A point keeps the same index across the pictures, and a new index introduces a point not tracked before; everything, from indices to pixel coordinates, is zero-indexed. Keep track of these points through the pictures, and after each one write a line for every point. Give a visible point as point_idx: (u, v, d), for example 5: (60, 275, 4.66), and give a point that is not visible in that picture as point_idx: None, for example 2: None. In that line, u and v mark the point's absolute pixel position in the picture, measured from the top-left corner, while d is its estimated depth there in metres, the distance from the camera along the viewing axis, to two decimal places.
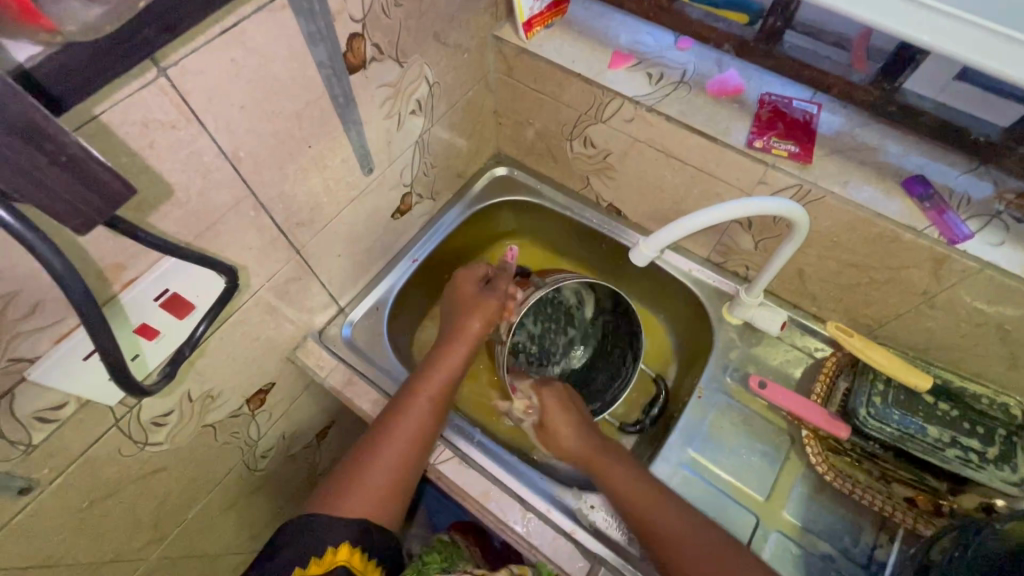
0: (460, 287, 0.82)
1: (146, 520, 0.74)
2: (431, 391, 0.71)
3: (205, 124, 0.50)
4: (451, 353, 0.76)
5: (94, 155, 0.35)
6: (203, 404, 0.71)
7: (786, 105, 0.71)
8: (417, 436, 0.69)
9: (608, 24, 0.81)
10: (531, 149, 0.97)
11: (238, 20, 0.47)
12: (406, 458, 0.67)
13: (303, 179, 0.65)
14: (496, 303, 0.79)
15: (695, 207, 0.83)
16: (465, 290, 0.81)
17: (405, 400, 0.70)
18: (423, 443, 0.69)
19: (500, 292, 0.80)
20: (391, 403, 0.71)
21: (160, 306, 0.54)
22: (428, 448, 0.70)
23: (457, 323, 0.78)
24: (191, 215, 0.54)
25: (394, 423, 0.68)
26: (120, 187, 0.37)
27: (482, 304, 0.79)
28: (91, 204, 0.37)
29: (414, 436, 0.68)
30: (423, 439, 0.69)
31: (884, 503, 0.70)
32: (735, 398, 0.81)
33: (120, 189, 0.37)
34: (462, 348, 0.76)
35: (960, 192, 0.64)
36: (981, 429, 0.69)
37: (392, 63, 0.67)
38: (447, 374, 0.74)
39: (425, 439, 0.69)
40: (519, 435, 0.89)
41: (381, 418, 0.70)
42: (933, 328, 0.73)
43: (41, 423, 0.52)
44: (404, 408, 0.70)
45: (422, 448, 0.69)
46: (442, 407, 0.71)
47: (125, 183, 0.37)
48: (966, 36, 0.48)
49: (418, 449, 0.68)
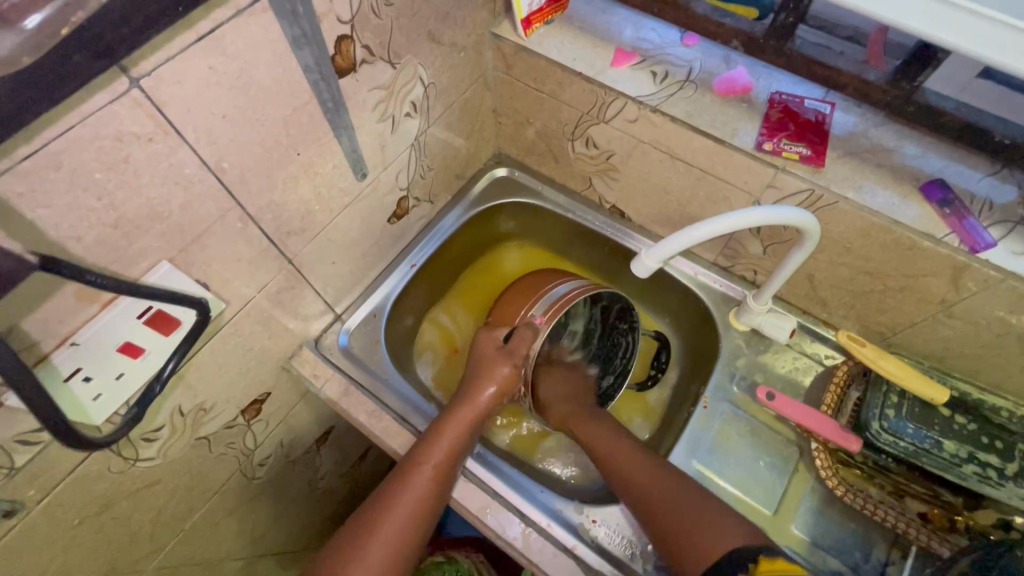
0: (480, 349, 0.81)
1: (141, 533, 0.73)
2: (433, 462, 0.69)
3: (185, 136, 0.47)
4: (461, 420, 0.73)
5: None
6: (196, 417, 0.70)
7: (798, 105, 0.68)
8: (417, 512, 0.66)
9: (610, 19, 0.77)
10: (531, 149, 0.94)
11: (215, 25, 0.45)
12: (407, 534, 0.64)
13: (293, 187, 0.62)
14: (512, 368, 0.77)
15: (701, 210, 0.80)
16: (484, 353, 0.80)
17: (408, 471, 0.68)
18: (423, 520, 0.66)
19: (516, 357, 0.78)
20: (394, 474, 0.69)
21: (144, 323, 0.52)
22: (427, 525, 0.67)
23: (468, 389, 0.76)
24: (174, 229, 0.52)
25: (394, 497, 0.66)
26: (11, 264, 0.40)
27: (495, 370, 0.77)
28: None
29: (414, 512, 0.65)
30: (423, 515, 0.66)
31: (896, 519, 0.67)
32: (741, 408, 0.79)
33: (13, 267, 0.40)
34: (472, 416, 0.74)
35: (982, 196, 0.61)
36: (999, 444, 0.66)
37: (384, 64, 0.64)
38: (455, 444, 0.71)
39: (427, 513, 0.67)
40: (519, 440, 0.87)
41: (384, 488, 0.68)
42: (951, 338, 0.70)
43: (24, 445, 0.50)
44: (407, 481, 0.67)
45: (421, 526, 0.66)
46: (444, 479, 0.69)
47: (19, 260, 0.40)
48: (991, 33, 0.45)
49: (417, 526, 0.65)
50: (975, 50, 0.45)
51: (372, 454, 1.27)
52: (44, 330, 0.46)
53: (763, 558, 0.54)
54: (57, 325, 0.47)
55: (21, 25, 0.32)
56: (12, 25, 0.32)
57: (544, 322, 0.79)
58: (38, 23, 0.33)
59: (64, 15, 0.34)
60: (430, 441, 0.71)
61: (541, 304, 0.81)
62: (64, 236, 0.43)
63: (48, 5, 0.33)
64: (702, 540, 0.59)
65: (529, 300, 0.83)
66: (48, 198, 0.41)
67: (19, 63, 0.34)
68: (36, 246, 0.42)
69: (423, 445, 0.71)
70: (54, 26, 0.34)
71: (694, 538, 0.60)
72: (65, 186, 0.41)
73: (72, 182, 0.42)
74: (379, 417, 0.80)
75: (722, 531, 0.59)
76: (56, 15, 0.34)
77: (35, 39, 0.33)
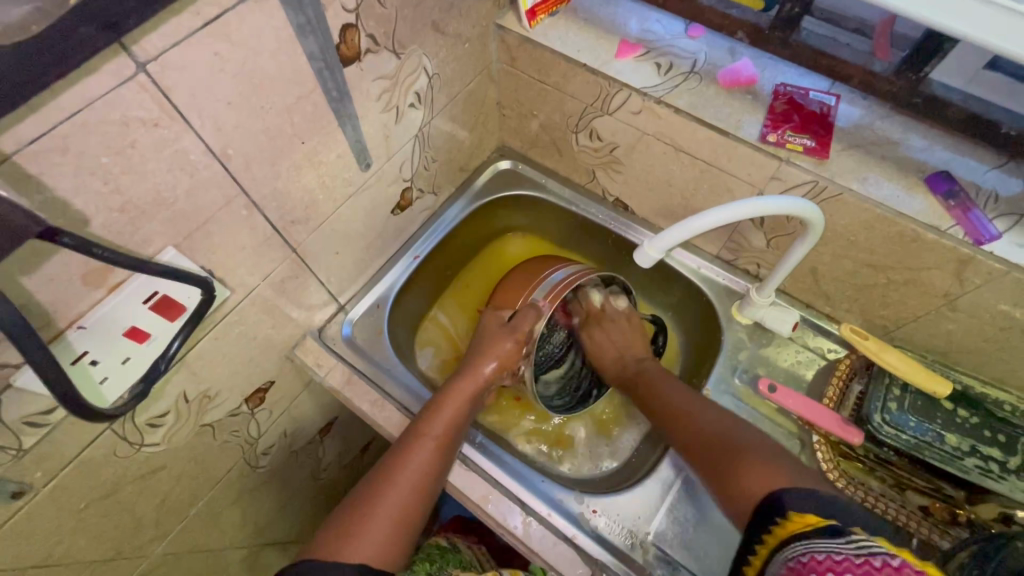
0: (482, 327, 0.82)
1: (146, 518, 0.74)
2: (434, 436, 0.70)
3: (190, 122, 0.48)
4: (462, 394, 0.74)
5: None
6: (201, 404, 0.70)
7: (803, 97, 0.67)
8: (420, 485, 0.66)
9: (615, 11, 0.77)
10: (535, 142, 0.95)
11: (221, 12, 0.45)
12: (410, 506, 0.65)
13: (297, 176, 0.63)
14: (514, 345, 0.78)
15: (704, 203, 0.80)
16: (486, 330, 0.81)
17: (409, 444, 0.69)
18: (427, 491, 0.67)
19: (519, 335, 0.78)
20: (396, 447, 0.69)
21: (150, 308, 0.53)
22: (430, 497, 0.67)
23: (468, 367, 0.77)
24: (179, 215, 0.52)
25: (395, 469, 0.66)
26: (20, 219, 0.37)
27: (497, 348, 0.78)
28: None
29: (418, 484, 0.66)
30: (427, 487, 0.67)
31: (897, 512, 0.66)
32: (744, 401, 0.79)
33: (26, 223, 0.37)
34: (471, 392, 0.75)
35: (987, 189, 0.61)
36: (1002, 437, 0.66)
37: (388, 54, 0.65)
38: (453, 418, 0.72)
39: (428, 487, 0.67)
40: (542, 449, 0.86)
41: (387, 460, 0.68)
42: (954, 332, 0.70)
43: (31, 428, 0.51)
44: (408, 453, 0.68)
45: (424, 499, 0.66)
46: (444, 453, 0.70)
47: (28, 214, 0.37)
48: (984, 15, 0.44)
49: (419, 499, 0.66)
50: (967, 31, 0.45)
51: (373, 447, 1.28)
52: (53, 312, 0.47)
53: (798, 513, 0.51)
54: (64, 309, 0.47)
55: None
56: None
57: (548, 304, 0.79)
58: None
59: None
60: (429, 414, 0.72)
61: (543, 285, 0.81)
62: (71, 219, 0.44)
63: None
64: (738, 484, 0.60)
65: (531, 286, 0.83)
66: (55, 180, 0.41)
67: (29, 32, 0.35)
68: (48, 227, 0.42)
69: (423, 419, 0.72)
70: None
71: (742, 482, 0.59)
72: (72, 169, 0.42)
73: (78, 165, 0.42)
74: (381, 408, 0.81)
75: (760, 472, 0.59)
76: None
77: (43, 8, 0.35)
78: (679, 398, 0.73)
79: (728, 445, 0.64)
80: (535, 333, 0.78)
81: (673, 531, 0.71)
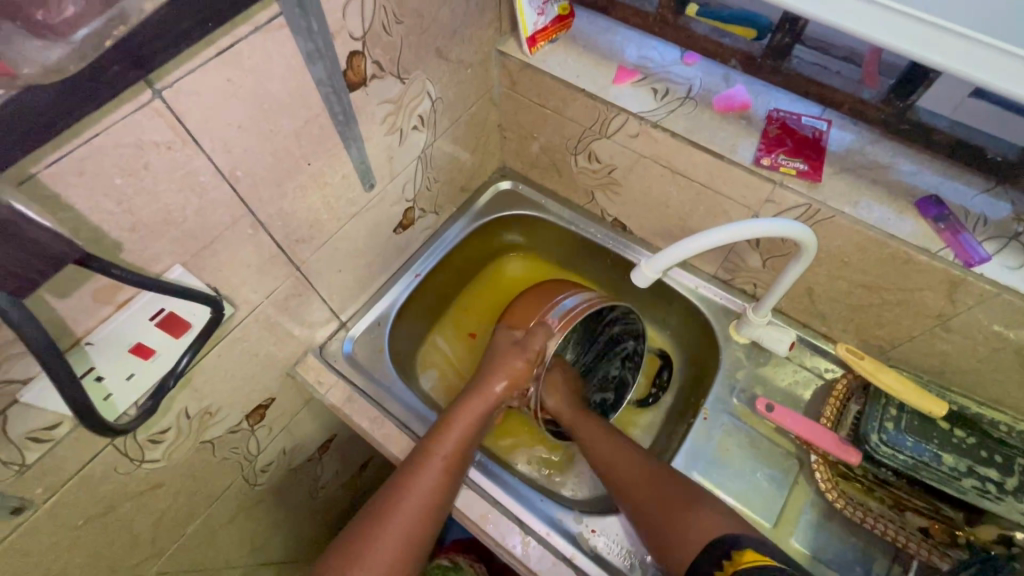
0: (495, 344, 0.82)
1: (143, 535, 0.73)
2: (444, 454, 0.70)
3: (201, 144, 0.49)
4: (472, 411, 0.74)
5: (26, 216, 0.38)
6: (201, 421, 0.71)
7: (795, 122, 0.69)
8: (431, 502, 0.67)
9: (612, 38, 0.80)
10: (535, 163, 0.97)
11: (233, 42, 0.47)
12: (418, 526, 0.65)
13: (302, 196, 0.64)
14: (525, 363, 0.78)
15: (700, 225, 0.81)
16: (500, 349, 0.81)
17: (419, 461, 0.69)
18: (435, 511, 0.67)
19: (531, 353, 0.78)
20: (406, 464, 0.69)
21: (156, 324, 0.53)
22: (441, 513, 0.68)
23: (481, 382, 0.77)
24: (187, 234, 0.53)
25: (405, 488, 0.67)
26: (62, 248, 0.40)
27: (509, 367, 0.78)
28: (35, 264, 0.39)
29: (426, 504, 0.66)
30: (437, 505, 0.67)
31: (897, 533, 0.67)
32: (741, 420, 0.79)
33: (65, 250, 0.40)
34: (481, 409, 0.75)
35: (976, 212, 0.63)
36: (999, 458, 0.67)
37: (393, 79, 0.67)
38: (463, 435, 0.72)
39: (438, 506, 0.67)
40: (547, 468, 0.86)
41: (395, 481, 0.68)
42: (948, 352, 0.71)
43: (35, 443, 0.52)
44: (419, 470, 0.68)
45: (434, 519, 0.67)
46: (455, 470, 0.69)
47: (70, 244, 0.41)
48: (973, 54, 0.45)
49: (430, 519, 0.66)
50: (959, 68, 0.46)
51: (371, 465, 1.27)
52: (61, 328, 0.48)
53: (743, 550, 0.58)
54: (73, 325, 0.48)
55: (71, 38, 0.34)
56: (64, 36, 0.33)
57: (559, 327, 0.79)
58: (84, 36, 0.34)
59: (108, 28, 0.36)
60: (442, 430, 0.72)
61: (553, 310, 0.81)
62: (85, 238, 0.45)
63: (96, 19, 0.35)
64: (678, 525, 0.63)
65: (542, 310, 0.83)
66: (70, 201, 0.43)
67: (67, 71, 0.36)
68: None
69: (433, 436, 0.71)
70: (99, 36, 0.36)
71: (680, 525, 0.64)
72: (87, 191, 0.43)
73: (94, 187, 0.43)
74: (380, 425, 0.81)
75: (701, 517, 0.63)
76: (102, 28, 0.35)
77: (81, 49, 0.35)
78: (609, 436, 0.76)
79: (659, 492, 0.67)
80: (547, 353, 0.79)
81: None
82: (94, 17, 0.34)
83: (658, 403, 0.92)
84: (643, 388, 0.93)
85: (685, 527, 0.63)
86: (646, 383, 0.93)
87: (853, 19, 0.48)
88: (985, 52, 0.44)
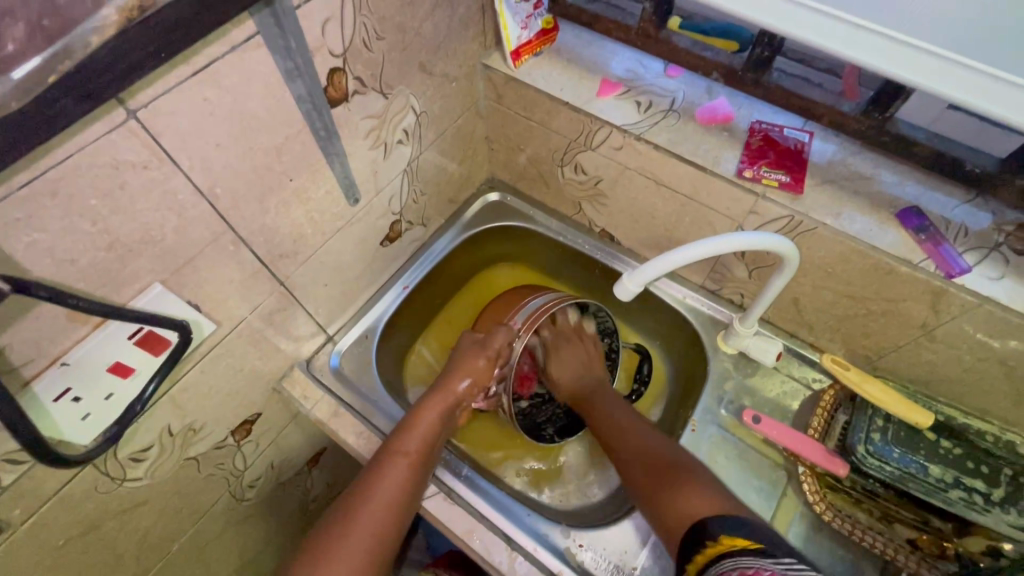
0: (459, 345, 0.82)
1: (127, 553, 0.73)
2: (410, 450, 0.70)
3: (179, 164, 0.50)
4: (435, 407, 0.74)
5: None
6: (185, 438, 0.70)
7: (778, 134, 0.70)
8: (399, 495, 0.66)
9: (596, 52, 0.81)
10: (522, 174, 0.97)
11: (209, 62, 0.47)
12: (386, 517, 0.64)
13: (285, 212, 0.64)
14: (486, 362, 0.78)
15: (686, 236, 0.82)
16: (461, 349, 0.81)
17: (384, 459, 0.69)
18: (402, 503, 0.66)
19: (491, 351, 0.79)
20: (371, 463, 0.69)
21: (134, 343, 0.53)
22: (410, 507, 0.67)
23: (443, 381, 0.78)
24: (166, 252, 0.53)
25: (372, 483, 0.66)
26: None
27: (469, 365, 0.78)
28: None
29: (393, 495, 0.66)
30: (404, 498, 0.66)
31: (884, 545, 0.66)
32: (729, 431, 0.79)
33: None
34: (444, 406, 0.75)
35: (957, 223, 0.63)
36: (986, 469, 0.67)
37: (376, 95, 0.67)
38: (428, 430, 0.72)
39: (405, 499, 0.66)
40: (537, 480, 0.86)
41: (362, 478, 0.68)
42: (933, 362, 0.71)
43: (10, 465, 0.51)
44: (384, 466, 0.68)
45: (401, 511, 0.66)
46: (421, 464, 0.70)
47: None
48: (957, 77, 0.45)
49: (397, 512, 0.65)
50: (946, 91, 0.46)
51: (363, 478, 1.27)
52: (33, 350, 0.47)
53: (722, 535, 0.53)
54: (48, 346, 0.48)
55: (10, 75, 0.34)
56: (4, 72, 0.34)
57: (523, 329, 0.81)
58: (26, 74, 0.35)
59: (53, 63, 0.35)
60: (406, 428, 0.72)
61: (521, 313, 0.83)
62: (5, 273, 0.42)
63: (37, 56, 0.35)
64: (678, 512, 0.59)
65: (510, 313, 0.85)
66: (43, 223, 0.42)
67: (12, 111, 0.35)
68: (35, 268, 0.44)
69: (398, 435, 0.71)
70: (44, 72, 0.35)
71: (674, 508, 0.60)
72: (61, 211, 0.43)
73: (67, 208, 0.43)
74: (367, 439, 0.81)
75: (693, 499, 0.59)
76: (45, 65, 0.35)
77: (24, 86, 0.35)
78: (619, 420, 0.75)
79: (659, 475, 0.64)
80: (512, 355, 0.80)
81: (661, 567, 0.70)
82: (34, 53, 0.35)
83: (647, 414, 0.91)
84: (625, 384, 0.93)
85: (683, 508, 0.59)
86: (628, 381, 0.93)
87: (845, 45, 0.49)
88: (969, 75, 0.45)
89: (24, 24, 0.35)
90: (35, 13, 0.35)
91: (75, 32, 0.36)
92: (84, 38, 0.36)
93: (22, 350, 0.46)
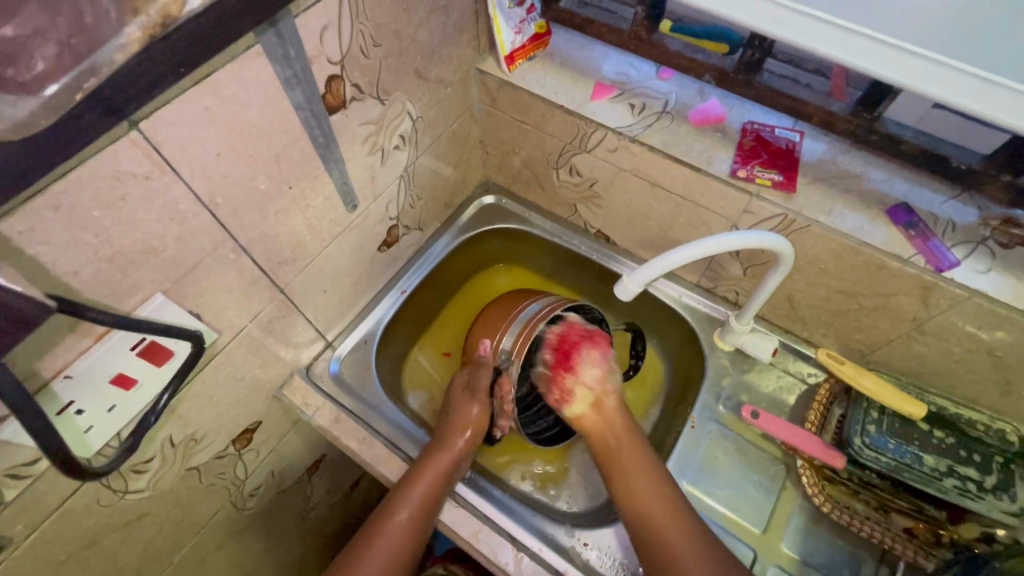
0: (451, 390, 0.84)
1: (129, 566, 0.72)
2: (409, 510, 0.69)
3: (180, 173, 0.49)
4: (436, 466, 0.72)
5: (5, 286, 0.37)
6: (186, 447, 0.70)
7: (769, 134, 0.71)
8: (395, 558, 0.67)
9: (589, 55, 0.82)
10: (517, 177, 0.98)
11: (211, 72, 0.47)
12: None
13: (284, 220, 0.64)
14: (478, 408, 0.79)
15: (681, 235, 0.83)
16: (455, 394, 0.83)
17: (383, 518, 0.69)
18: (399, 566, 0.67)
19: (481, 396, 0.80)
20: (372, 520, 0.70)
21: (138, 354, 0.53)
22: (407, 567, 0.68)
23: (443, 433, 0.77)
24: (168, 262, 0.53)
25: (369, 546, 0.67)
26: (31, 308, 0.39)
27: (464, 414, 0.79)
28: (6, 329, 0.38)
29: (387, 561, 0.67)
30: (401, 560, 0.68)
31: (883, 535, 0.69)
32: (728, 427, 0.80)
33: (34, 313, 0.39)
34: (449, 461, 0.74)
35: (945, 218, 0.65)
36: (977, 456, 0.69)
37: (373, 101, 0.67)
38: (428, 488, 0.71)
39: (402, 561, 0.68)
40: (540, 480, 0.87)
41: (360, 538, 0.69)
42: (924, 354, 0.72)
43: (13, 480, 0.51)
44: (382, 528, 0.68)
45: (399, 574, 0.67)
46: (421, 524, 0.69)
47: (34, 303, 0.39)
48: (941, 77, 0.47)
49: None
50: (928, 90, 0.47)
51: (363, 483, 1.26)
52: (36, 365, 0.47)
53: None
54: (52, 360, 0.48)
55: (42, 94, 0.34)
56: (31, 89, 0.34)
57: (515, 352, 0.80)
58: (55, 91, 0.35)
59: (78, 82, 0.36)
60: (406, 485, 0.71)
61: (514, 325, 0.82)
62: None
63: (65, 75, 0.35)
64: None
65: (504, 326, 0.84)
66: (46, 236, 0.42)
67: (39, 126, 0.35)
68: (40, 281, 0.43)
69: (399, 491, 0.71)
70: (69, 91, 0.35)
71: None
72: (64, 225, 0.43)
73: (70, 220, 0.43)
74: (369, 445, 0.81)
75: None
76: (72, 84, 0.35)
77: (51, 102, 0.35)
78: (662, 498, 0.69)
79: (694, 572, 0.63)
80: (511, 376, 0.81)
81: None
82: (61, 72, 0.35)
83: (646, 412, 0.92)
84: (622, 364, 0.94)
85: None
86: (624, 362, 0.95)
87: (832, 46, 0.50)
88: (952, 74, 0.46)
89: (55, 44, 0.34)
90: (64, 33, 0.34)
91: (102, 49, 0.36)
92: (111, 55, 0.36)
93: (25, 365, 0.46)
